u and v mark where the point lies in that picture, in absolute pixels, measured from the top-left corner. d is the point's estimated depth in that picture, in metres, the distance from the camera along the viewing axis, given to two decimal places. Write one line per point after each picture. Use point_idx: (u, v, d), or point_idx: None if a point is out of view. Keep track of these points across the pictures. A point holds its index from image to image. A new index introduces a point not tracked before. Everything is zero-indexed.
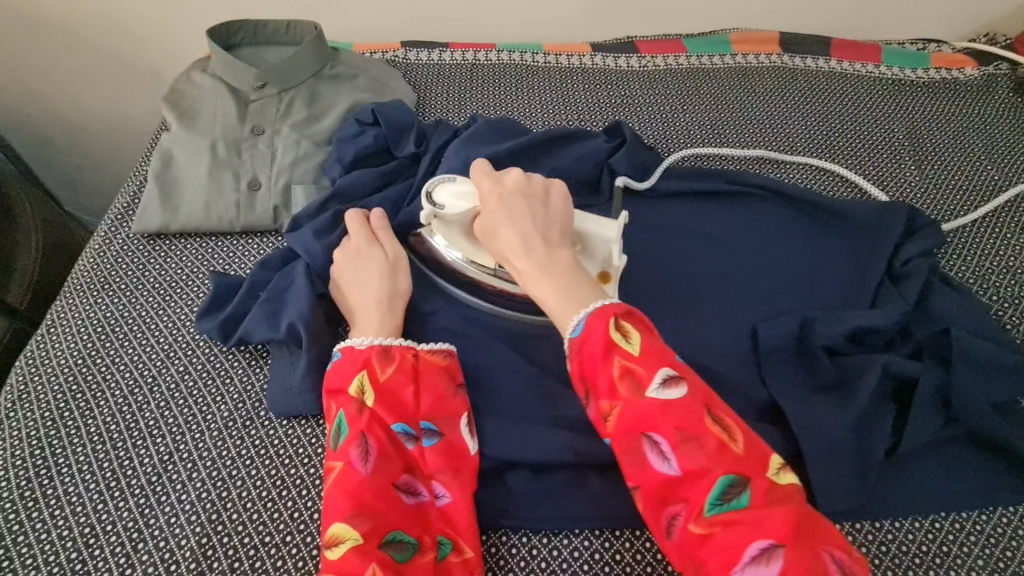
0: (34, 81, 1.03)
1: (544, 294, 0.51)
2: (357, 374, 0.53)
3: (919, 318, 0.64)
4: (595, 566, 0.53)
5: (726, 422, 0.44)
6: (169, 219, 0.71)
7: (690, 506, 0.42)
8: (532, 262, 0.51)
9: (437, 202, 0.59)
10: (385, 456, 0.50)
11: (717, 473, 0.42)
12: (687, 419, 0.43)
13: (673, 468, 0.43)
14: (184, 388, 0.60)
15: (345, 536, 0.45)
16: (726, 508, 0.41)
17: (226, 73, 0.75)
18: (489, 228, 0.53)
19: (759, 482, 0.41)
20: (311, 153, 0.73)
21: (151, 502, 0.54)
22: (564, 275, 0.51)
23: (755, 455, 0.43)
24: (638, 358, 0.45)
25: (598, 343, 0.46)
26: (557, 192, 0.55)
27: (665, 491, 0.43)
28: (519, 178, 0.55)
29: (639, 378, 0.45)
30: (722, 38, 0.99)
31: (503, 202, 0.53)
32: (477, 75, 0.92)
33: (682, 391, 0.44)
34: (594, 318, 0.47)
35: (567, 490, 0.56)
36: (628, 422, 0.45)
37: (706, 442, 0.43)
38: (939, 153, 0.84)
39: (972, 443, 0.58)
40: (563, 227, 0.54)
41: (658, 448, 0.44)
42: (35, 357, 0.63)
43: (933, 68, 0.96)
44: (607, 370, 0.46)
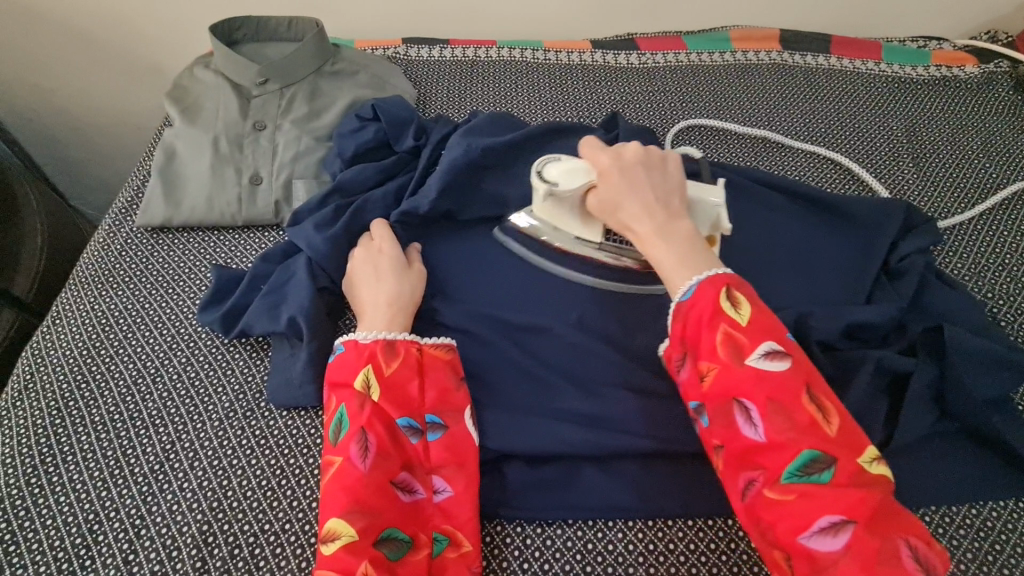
0: (40, 76, 1.04)
1: (664, 261, 0.52)
2: (363, 368, 0.53)
3: (915, 315, 0.64)
4: (588, 556, 0.54)
5: (823, 403, 0.45)
6: (171, 213, 0.71)
7: (769, 472, 0.44)
8: (653, 228, 0.53)
9: (550, 179, 0.59)
10: (384, 453, 0.50)
11: (803, 448, 0.43)
12: (784, 392, 0.44)
13: (760, 434, 0.44)
14: (185, 379, 0.61)
15: (341, 532, 0.46)
16: (806, 479, 0.42)
17: (229, 69, 0.76)
18: (608, 198, 0.56)
19: (845, 463, 0.43)
20: (312, 148, 0.74)
21: (154, 490, 0.55)
22: (683, 241, 0.52)
23: (847, 439, 0.44)
24: (745, 328, 0.46)
25: (706, 308, 0.48)
26: (672, 164, 0.58)
27: (745, 455, 0.45)
28: (638, 150, 0.57)
29: (741, 346, 0.46)
30: (722, 35, 1.00)
31: (624, 170, 0.56)
32: (478, 71, 0.93)
33: (785, 365, 0.45)
34: (707, 284, 0.49)
35: (562, 482, 0.56)
36: (721, 386, 0.46)
37: (798, 416, 0.44)
38: (938, 150, 0.85)
39: (965, 438, 0.59)
40: (678, 196, 0.56)
41: (748, 413, 0.45)
42: (41, 348, 0.64)
43: (933, 66, 0.96)
44: (711, 336, 0.47)
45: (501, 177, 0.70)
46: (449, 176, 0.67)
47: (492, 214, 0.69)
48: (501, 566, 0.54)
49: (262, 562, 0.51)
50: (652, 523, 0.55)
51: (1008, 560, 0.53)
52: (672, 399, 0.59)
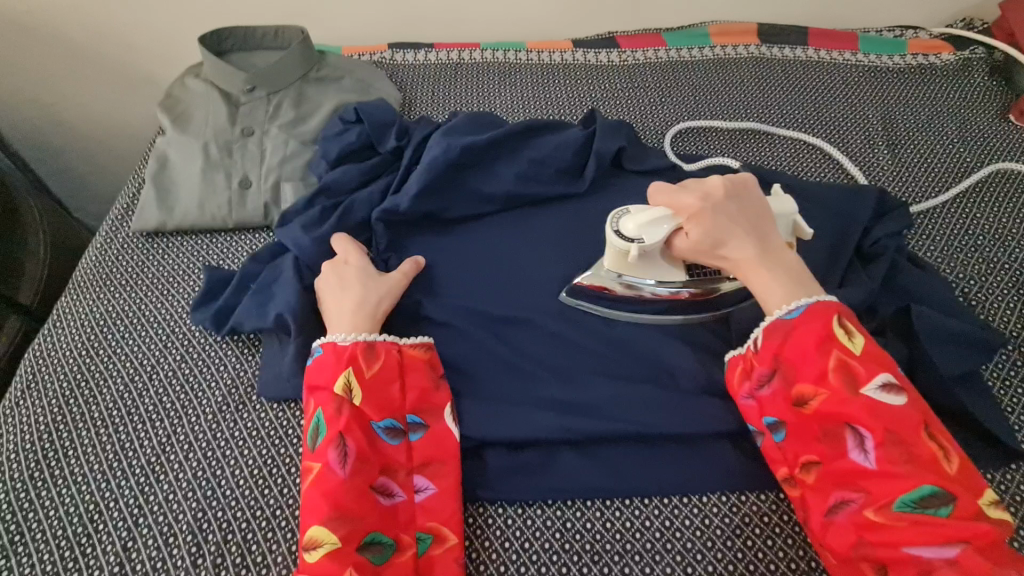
0: (39, 92, 1.07)
1: (773, 288, 0.54)
2: (343, 371, 0.55)
3: (887, 296, 0.66)
4: (566, 534, 0.56)
5: (940, 440, 0.47)
6: (165, 218, 0.74)
7: (874, 495, 0.46)
8: (759, 257, 0.55)
9: (630, 236, 0.57)
10: (363, 460, 0.52)
11: (921, 480, 0.45)
12: (900, 424, 0.47)
13: (871, 461, 0.46)
14: (180, 376, 0.64)
15: (323, 540, 0.49)
16: (921, 510, 0.44)
17: (217, 78, 0.79)
18: (705, 240, 0.55)
19: (966, 501, 0.44)
20: (298, 152, 0.76)
21: (151, 481, 0.57)
22: (790, 268, 0.55)
23: (965, 477, 0.46)
24: (858, 357, 0.49)
25: (818, 334, 0.50)
26: (751, 186, 0.58)
27: (850, 476, 0.47)
28: (723, 183, 0.57)
29: (856, 375, 0.48)
30: (700, 31, 1.02)
31: (717, 208, 0.55)
32: (462, 74, 0.95)
33: (901, 399, 0.48)
34: (818, 308, 0.51)
35: (540, 465, 0.58)
36: (829, 409, 0.48)
37: (915, 449, 0.46)
38: (914, 137, 0.86)
39: (936, 414, 0.60)
40: (767, 222, 0.56)
41: (859, 439, 0.47)
42: (42, 349, 0.67)
43: (909, 55, 0.97)
44: (822, 360, 0.49)
45: (481, 175, 0.72)
46: (430, 175, 0.69)
47: (472, 211, 0.71)
48: (483, 546, 0.56)
49: (254, 547, 0.53)
50: (629, 501, 0.57)
51: None
52: (648, 383, 0.61)
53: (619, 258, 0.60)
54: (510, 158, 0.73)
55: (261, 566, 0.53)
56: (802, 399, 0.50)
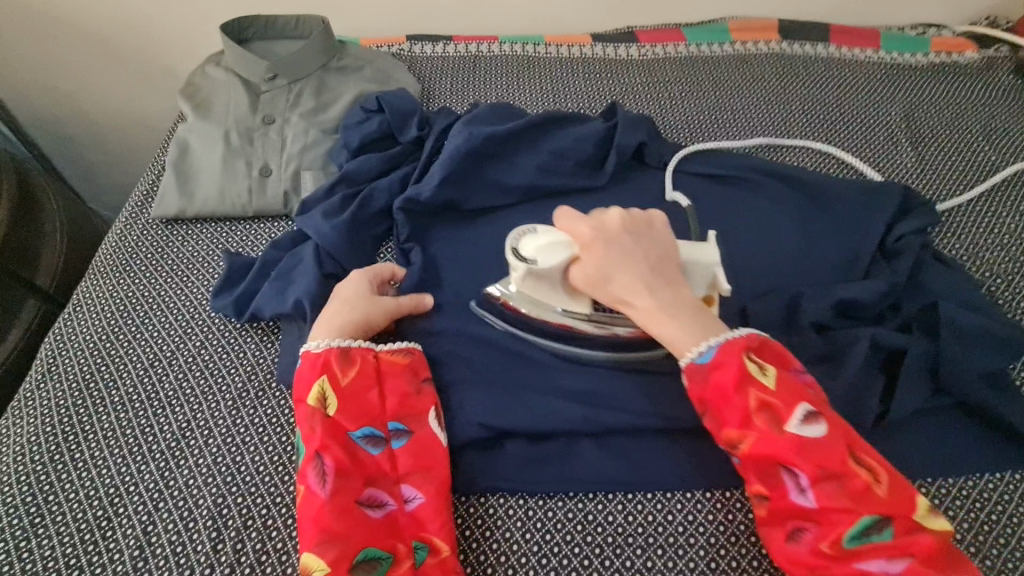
0: (58, 81, 1.08)
1: (675, 333, 0.53)
2: (317, 381, 0.54)
3: (912, 293, 0.65)
4: (588, 527, 0.55)
5: (867, 460, 0.46)
6: (185, 205, 0.74)
7: (823, 531, 0.46)
8: (654, 300, 0.54)
9: (527, 257, 0.57)
10: (343, 474, 0.50)
11: (861, 512, 0.45)
12: (828, 457, 0.46)
13: (810, 500, 0.46)
14: (199, 362, 0.64)
15: (314, 568, 0.46)
16: (866, 542, 0.44)
17: (240, 66, 0.79)
18: (599, 273, 0.55)
19: (904, 523, 0.44)
20: (319, 140, 0.76)
21: (171, 465, 0.57)
22: (690, 313, 0.53)
23: (899, 496, 0.45)
24: (774, 392, 0.48)
25: (732, 374, 0.49)
26: (658, 225, 0.58)
27: (796, 515, 0.47)
28: (623, 217, 0.57)
29: (778, 413, 0.48)
30: (721, 26, 1.01)
31: (613, 242, 0.55)
32: (480, 66, 0.95)
33: (821, 429, 0.47)
34: (727, 349, 0.51)
35: (560, 457, 0.58)
36: (761, 452, 0.47)
37: (847, 480, 0.46)
38: (937, 135, 0.85)
39: (963, 413, 0.59)
40: (671, 262, 0.56)
41: (796, 479, 0.47)
42: (62, 333, 0.67)
43: (933, 52, 0.96)
44: (744, 403, 0.48)
45: (502, 165, 0.71)
46: (452, 164, 0.69)
47: (493, 202, 0.71)
48: (503, 537, 0.55)
49: (274, 532, 0.53)
50: (651, 495, 0.56)
51: (1007, 530, 0.53)
52: (671, 377, 0.60)
53: (515, 278, 0.59)
54: (531, 149, 0.73)
55: (281, 552, 0.52)
56: (732, 444, 0.49)
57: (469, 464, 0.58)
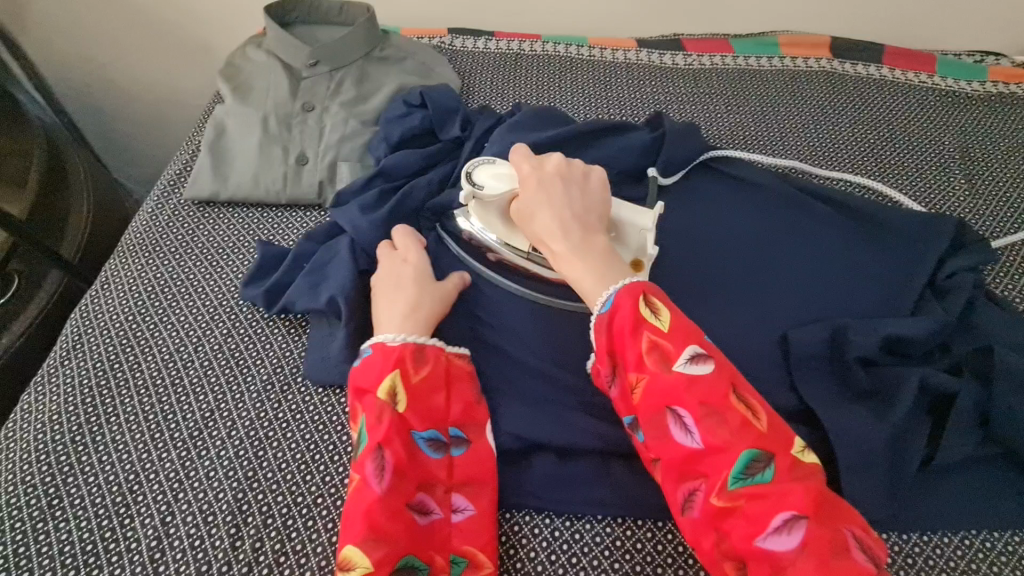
0: (92, 50, 1.07)
1: (582, 273, 0.52)
2: (388, 374, 0.52)
3: (963, 334, 0.62)
4: (615, 553, 0.53)
5: (749, 401, 0.46)
6: (219, 188, 0.73)
7: (712, 480, 0.44)
8: (569, 246, 0.53)
9: (476, 181, 0.59)
10: (402, 473, 0.49)
11: (741, 450, 0.44)
12: (712, 395, 0.45)
13: (696, 442, 0.45)
14: (225, 350, 0.62)
15: (356, 563, 0.45)
16: (750, 482, 0.43)
17: (282, 51, 0.78)
18: (528, 210, 0.56)
19: (783, 459, 0.44)
20: (358, 131, 0.75)
21: (191, 455, 0.56)
22: (601, 258, 0.53)
23: (777, 433, 0.45)
24: (666, 334, 0.47)
25: (627, 316, 0.48)
26: (594, 180, 0.57)
27: (688, 464, 0.45)
28: (559, 164, 0.57)
29: (666, 354, 0.47)
30: (771, 40, 0.98)
31: (544, 187, 0.55)
32: (522, 65, 0.93)
33: (708, 368, 0.46)
34: (624, 293, 0.49)
35: (589, 477, 0.56)
36: (653, 394, 0.47)
37: (728, 419, 0.45)
38: (992, 168, 0.82)
39: (1012, 464, 0.56)
40: (597, 214, 0.56)
41: (682, 421, 0.46)
42: (89, 310, 0.67)
43: (990, 82, 0.93)
44: (635, 345, 0.48)
45: None
46: None
47: None
48: (528, 556, 0.53)
49: (294, 534, 0.52)
50: None
51: None
52: None
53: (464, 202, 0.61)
54: (574, 157, 0.71)
55: (301, 555, 0.51)
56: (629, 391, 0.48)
57: (496, 478, 0.56)
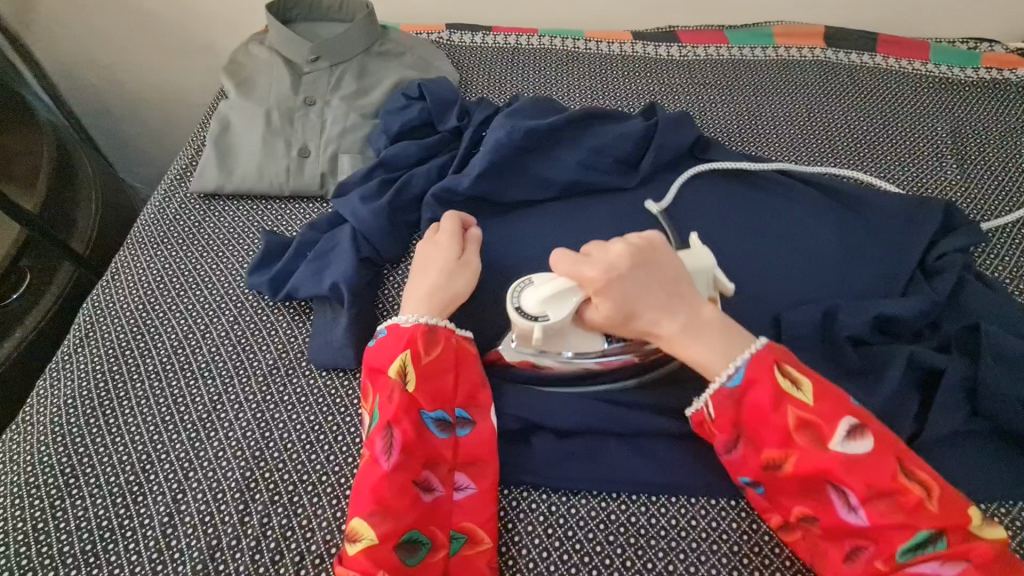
0: (99, 51, 1.09)
1: (707, 354, 0.52)
2: (400, 354, 0.54)
3: (951, 313, 0.64)
4: (610, 526, 0.55)
5: (917, 475, 0.46)
6: (224, 180, 0.75)
7: (882, 548, 0.45)
8: (682, 329, 0.52)
9: (534, 313, 0.55)
10: (409, 452, 0.51)
11: (916, 527, 0.44)
12: (876, 474, 0.45)
13: (861, 518, 0.46)
14: (233, 336, 0.64)
15: (362, 534, 0.48)
16: (923, 555, 0.44)
17: (284, 47, 0.80)
18: (616, 312, 0.53)
19: (955, 533, 0.44)
20: (358, 125, 0.76)
21: (202, 437, 0.58)
22: (716, 329, 0.52)
23: (950, 507, 0.45)
24: (813, 408, 0.48)
25: (769, 392, 0.49)
26: (661, 246, 0.55)
27: (850, 534, 0.46)
28: (625, 249, 0.54)
29: (819, 430, 0.47)
30: (765, 30, 0.99)
31: (622, 280, 0.53)
32: (520, 59, 0.95)
33: (867, 444, 0.46)
34: (757, 368, 0.50)
35: (585, 454, 0.57)
36: (805, 472, 0.47)
37: (897, 496, 0.45)
38: (984, 153, 0.83)
39: (1000, 439, 0.57)
40: (686, 283, 0.54)
41: (845, 497, 0.46)
42: (101, 300, 0.69)
43: (983, 68, 0.94)
44: (782, 421, 0.48)
45: (542, 160, 0.71)
46: (491, 157, 0.69)
47: (530, 197, 0.71)
48: (525, 530, 0.55)
49: (300, 509, 0.54)
50: (675, 499, 0.56)
51: None
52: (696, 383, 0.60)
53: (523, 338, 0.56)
54: (570, 146, 0.73)
55: (306, 529, 0.53)
56: (775, 463, 0.48)
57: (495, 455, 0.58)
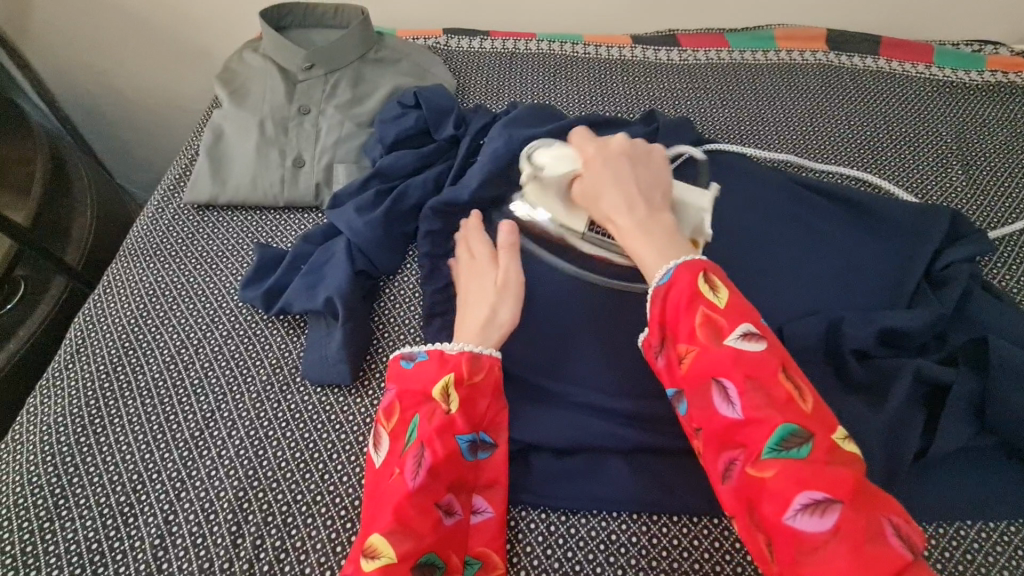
0: (94, 57, 1.08)
1: (647, 246, 0.52)
2: (443, 376, 0.53)
3: (958, 324, 0.62)
4: (611, 547, 0.53)
5: (798, 382, 0.45)
6: (217, 192, 0.74)
7: (749, 449, 0.43)
8: (636, 219, 0.53)
9: (538, 162, 0.62)
10: (438, 475, 0.49)
11: (783, 425, 0.43)
12: (761, 371, 0.44)
13: (736, 412, 0.44)
14: (225, 351, 0.63)
15: (382, 552, 0.45)
16: (784, 454, 0.42)
17: (277, 54, 0.79)
18: (592, 186, 0.56)
19: (822, 440, 0.42)
20: (353, 134, 0.75)
21: (193, 455, 0.57)
22: (665, 230, 0.52)
23: (822, 417, 0.44)
24: (723, 311, 0.46)
25: (684, 292, 0.48)
26: (658, 158, 0.59)
27: (726, 434, 0.45)
28: (624, 143, 0.59)
29: (718, 327, 0.46)
30: (766, 33, 0.98)
31: (609, 162, 0.57)
32: (518, 64, 0.93)
33: (760, 346, 0.45)
34: (682, 267, 0.49)
35: (585, 473, 0.56)
36: (699, 368, 0.46)
37: (774, 393, 0.44)
38: (990, 158, 0.82)
39: (1008, 455, 0.56)
40: (660, 192, 0.56)
41: (725, 393, 0.45)
42: (92, 314, 0.68)
43: (988, 71, 0.92)
44: (689, 319, 0.47)
45: None
46: (489, 166, 0.67)
47: None
48: (524, 551, 0.54)
49: (294, 530, 0.53)
50: (676, 518, 0.55)
51: None
52: None
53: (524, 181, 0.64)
54: None
55: (301, 551, 0.52)
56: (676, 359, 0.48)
57: None
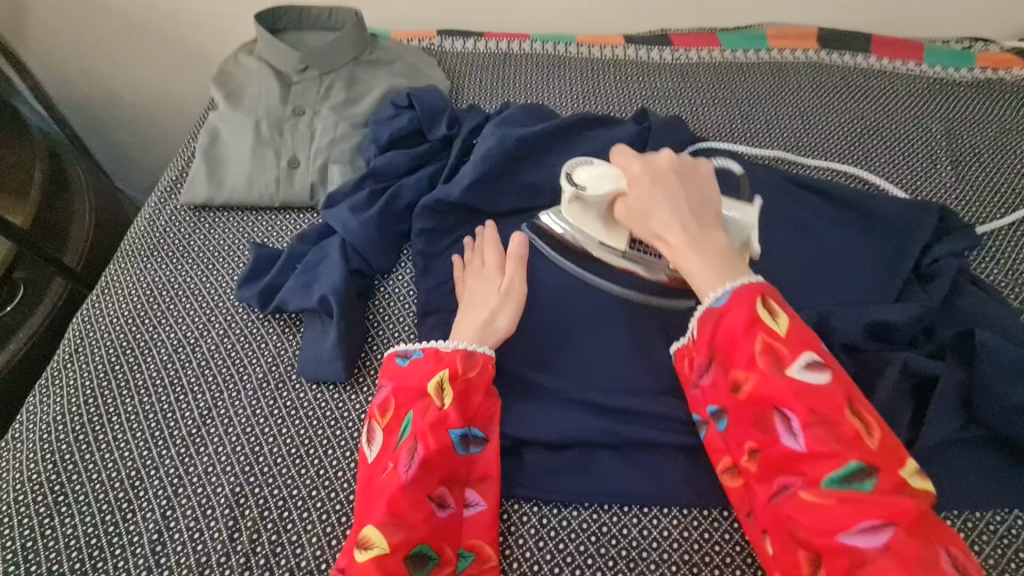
0: (92, 61, 1.09)
1: (699, 267, 0.53)
2: (437, 371, 0.54)
3: (946, 318, 0.63)
4: (602, 539, 0.54)
5: (865, 414, 0.45)
6: (213, 193, 0.74)
7: (808, 477, 0.44)
8: (689, 240, 0.54)
9: (578, 182, 0.61)
10: (430, 467, 0.50)
11: (847, 457, 0.43)
12: (825, 403, 0.45)
13: (799, 444, 0.45)
14: (222, 350, 0.64)
15: (375, 542, 0.46)
16: (848, 487, 0.43)
17: (272, 56, 0.80)
18: (641, 208, 0.56)
19: (888, 475, 0.43)
20: (347, 134, 0.76)
21: (191, 453, 0.58)
22: (718, 250, 0.53)
23: (891, 451, 0.44)
24: (784, 339, 0.47)
25: (743, 317, 0.49)
26: (705, 173, 0.58)
27: (785, 461, 0.45)
28: (672, 159, 0.57)
29: (782, 356, 0.47)
30: (757, 33, 0.99)
31: (658, 181, 0.56)
32: (511, 64, 0.94)
33: (825, 377, 0.46)
34: (742, 291, 0.50)
35: (576, 466, 0.57)
36: (759, 395, 0.46)
37: (841, 426, 0.44)
38: (979, 154, 0.82)
39: (995, 446, 0.57)
40: (711, 210, 0.56)
41: (788, 422, 0.45)
42: (91, 314, 0.68)
43: (978, 68, 0.93)
44: (750, 346, 0.48)
45: (532, 168, 0.71)
46: (481, 165, 0.68)
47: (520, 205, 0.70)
48: (516, 543, 0.54)
49: (290, 525, 0.53)
50: (666, 510, 0.55)
51: None
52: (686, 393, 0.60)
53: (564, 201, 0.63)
54: (560, 153, 0.72)
55: (296, 545, 0.53)
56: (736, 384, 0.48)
57: None
